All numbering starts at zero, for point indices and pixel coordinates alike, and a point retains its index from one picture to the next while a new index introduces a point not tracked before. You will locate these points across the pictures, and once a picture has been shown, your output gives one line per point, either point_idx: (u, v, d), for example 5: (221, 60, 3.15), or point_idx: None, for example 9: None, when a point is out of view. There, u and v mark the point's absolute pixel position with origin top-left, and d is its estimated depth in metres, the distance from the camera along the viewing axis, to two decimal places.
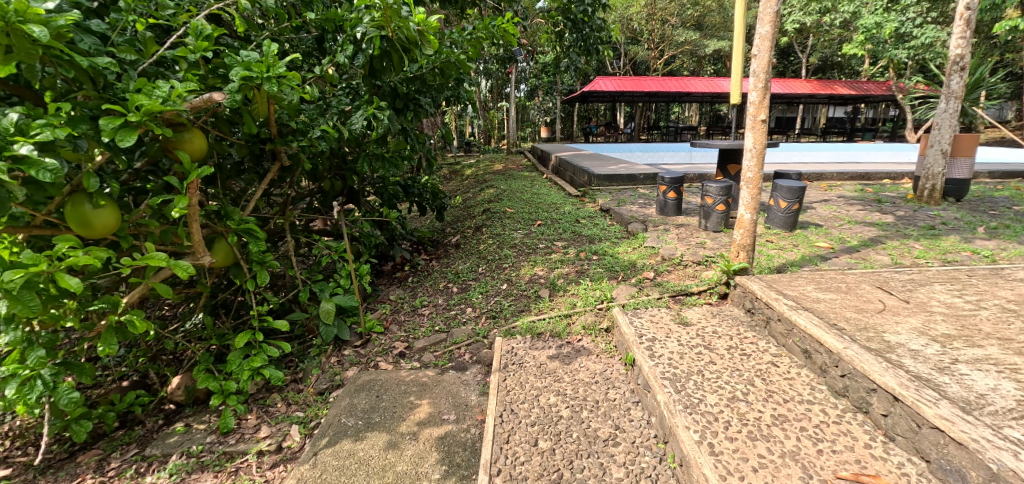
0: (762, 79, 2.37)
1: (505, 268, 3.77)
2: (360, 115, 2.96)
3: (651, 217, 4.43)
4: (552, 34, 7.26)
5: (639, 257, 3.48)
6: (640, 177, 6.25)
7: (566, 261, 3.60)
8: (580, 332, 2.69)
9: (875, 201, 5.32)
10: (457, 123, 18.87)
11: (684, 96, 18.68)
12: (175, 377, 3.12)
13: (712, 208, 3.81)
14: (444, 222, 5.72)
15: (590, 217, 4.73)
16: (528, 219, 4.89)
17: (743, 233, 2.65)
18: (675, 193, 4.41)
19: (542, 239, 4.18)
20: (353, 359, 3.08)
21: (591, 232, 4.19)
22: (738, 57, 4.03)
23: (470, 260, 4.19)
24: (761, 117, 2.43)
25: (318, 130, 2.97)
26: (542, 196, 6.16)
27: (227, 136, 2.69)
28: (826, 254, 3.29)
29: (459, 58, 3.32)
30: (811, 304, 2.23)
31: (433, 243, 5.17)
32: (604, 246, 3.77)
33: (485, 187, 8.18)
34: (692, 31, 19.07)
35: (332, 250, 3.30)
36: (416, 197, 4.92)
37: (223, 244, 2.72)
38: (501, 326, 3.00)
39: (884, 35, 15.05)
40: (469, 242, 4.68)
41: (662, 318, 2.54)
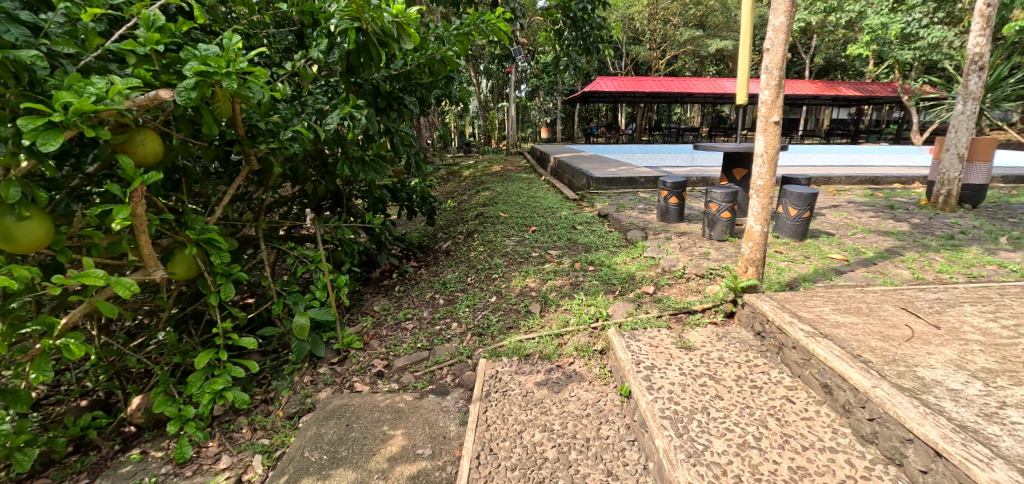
0: (775, 76, 2.13)
1: (495, 279, 3.53)
2: (336, 115, 2.72)
3: (652, 224, 4.19)
4: (551, 32, 7.02)
5: (638, 269, 3.24)
6: (641, 180, 6.01)
7: (560, 272, 3.36)
8: (572, 354, 2.45)
9: (887, 207, 5.07)
10: (456, 123, 18.66)
11: (686, 96, 18.41)
12: (136, 397, 2.88)
13: (717, 215, 3.57)
14: (435, 226, 5.49)
15: (588, 223, 4.49)
16: (523, 225, 4.65)
17: (752, 247, 2.41)
18: (676, 199, 4.17)
19: (536, 247, 3.95)
20: (328, 379, 2.84)
21: (588, 239, 3.95)
22: (746, 54, 3.79)
23: (459, 269, 3.95)
24: (774, 119, 2.19)
25: (290, 131, 2.74)
26: (538, 200, 5.92)
27: (187, 138, 2.45)
28: (840, 267, 3.05)
29: (445, 54, 3.09)
30: (829, 331, 2.00)
31: (423, 249, 4.93)
32: (602, 256, 3.53)
33: (481, 189, 7.95)
34: (695, 31, 18.80)
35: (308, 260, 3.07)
36: (405, 201, 4.69)
37: (184, 255, 2.48)
38: (488, 345, 2.76)
39: (890, 36, 14.78)
40: (460, 249, 4.45)
41: (662, 341, 2.30)
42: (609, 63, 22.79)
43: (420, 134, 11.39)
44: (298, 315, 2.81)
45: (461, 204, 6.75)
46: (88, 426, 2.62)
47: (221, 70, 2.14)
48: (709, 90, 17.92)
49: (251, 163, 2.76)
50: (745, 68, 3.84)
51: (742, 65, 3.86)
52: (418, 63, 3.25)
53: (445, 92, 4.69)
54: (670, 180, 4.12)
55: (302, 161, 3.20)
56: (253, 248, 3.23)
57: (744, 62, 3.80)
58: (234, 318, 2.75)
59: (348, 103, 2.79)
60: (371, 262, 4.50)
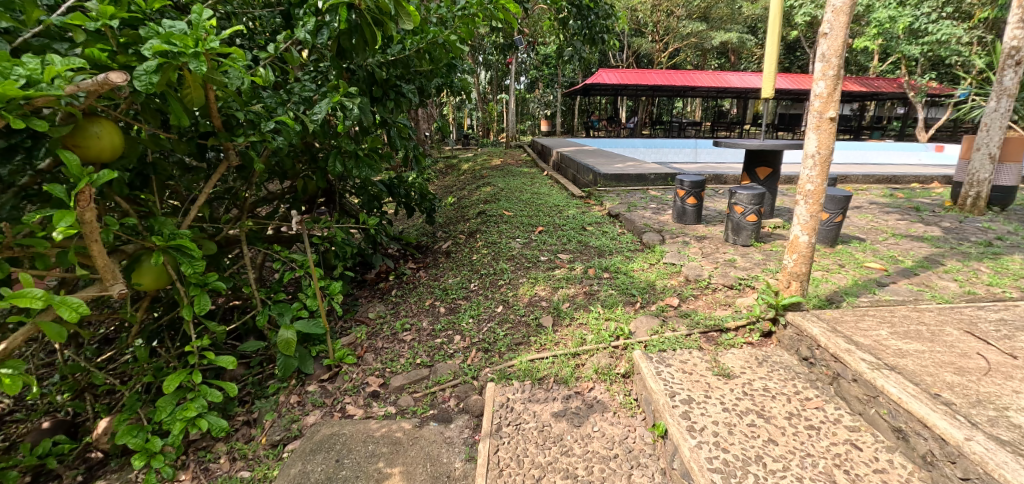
0: (835, 65, 1.84)
1: (500, 286, 3.24)
2: (325, 105, 2.41)
3: (668, 226, 3.90)
4: (555, 20, 6.68)
5: (659, 277, 2.96)
6: (651, 177, 5.71)
7: (573, 280, 3.07)
8: (591, 378, 2.18)
9: (912, 208, 4.81)
10: (455, 116, 18.25)
11: (689, 90, 18.06)
12: (104, 418, 2.59)
13: (742, 219, 3.29)
14: (434, 225, 5.19)
15: (598, 224, 4.21)
16: (528, 224, 4.36)
17: (797, 259, 2.14)
18: (694, 199, 3.88)
19: (544, 250, 3.66)
20: (317, 400, 2.56)
21: (600, 242, 3.66)
22: (774, 44, 3.51)
23: (461, 273, 3.66)
24: (830, 114, 1.90)
25: (273, 123, 2.43)
26: (543, 197, 5.61)
27: (155, 130, 2.14)
28: (881, 278, 2.78)
29: (448, 38, 2.78)
30: (895, 361, 1.73)
31: (422, 250, 4.63)
32: (618, 262, 3.24)
33: (482, 184, 7.62)
34: (699, 23, 18.40)
35: (295, 266, 2.77)
36: (403, 198, 4.38)
37: (152, 264, 2.19)
38: (495, 363, 2.48)
39: (898, 30, 14.49)
40: (462, 250, 4.15)
41: (696, 365, 2.03)
42: (611, 55, 22.37)
43: (418, 126, 11.02)
44: (284, 329, 2.52)
45: (461, 200, 6.43)
46: (46, 455, 2.32)
47: (187, 50, 1.84)
48: (713, 83, 17.58)
49: (229, 157, 2.46)
50: (773, 59, 3.56)
51: (769, 56, 3.59)
52: (417, 49, 2.93)
53: (446, 81, 4.37)
54: (688, 179, 3.84)
55: (289, 156, 2.88)
56: (235, 252, 2.93)
57: (772, 53, 3.52)
58: (211, 333, 2.46)
59: (339, 91, 2.48)
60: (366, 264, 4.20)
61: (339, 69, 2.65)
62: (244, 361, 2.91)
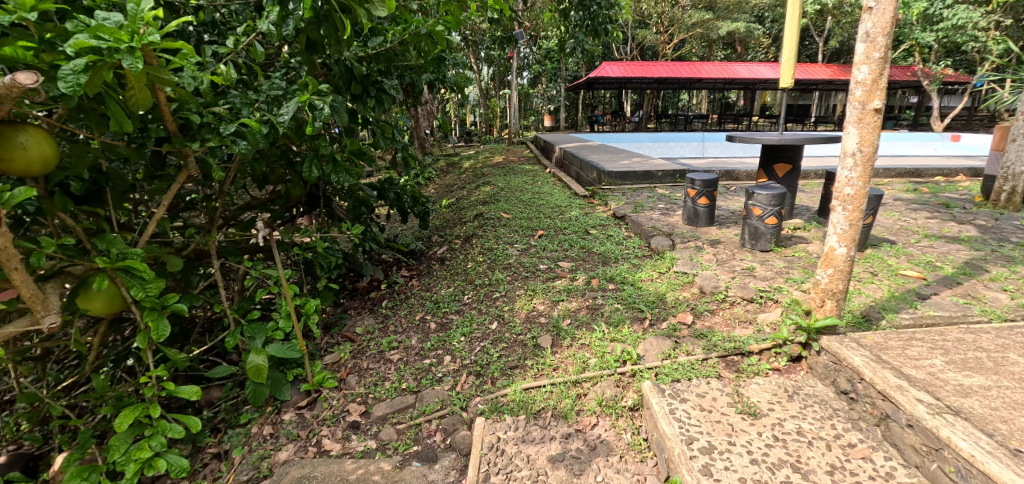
0: (882, 45, 1.56)
1: (496, 298, 2.97)
2: (292, 105, 2.12)
3: (677, 228, 3.61)
4: (556, 11, 6.38)
5: (669, 289, 2.68)
6: (658, 174, 5.41)
7: (574, 292, 2.80)
8: (595, 412, 1.91)
9: (941, 205, 4.47)
10: (456, 113, 17.97)
11: (695, 82, 17.61)
12: (62, 453, 2.37)
13: (761, 222, 3.00)
14: (430, 228, 4.93)
15: (603, 227, 3.93)
16: (528, 228, 4.08)
17: (833, 275, 1.85)
18: (706, 199, 3.58)
19: (544, 257, 3.38)
20: (290, 432, 2.31)
21: (604, 248, 3.38)
22: (794, 29, 3.22)
23: (454, 283, 3.40)
24: (875, 105, 1.62)
25: (237, 126, 2.17)
26: (544, 197, 5.33)
27: (97, 137, 1.90)
28: (921, 289, 2.48)
29: (431, 28, 2.50)
30: (958, 403, 1.45)
31: (417, 256, 4.38)
32: (624, 271, 2.96)
33: (482, 183, 7.34)
34: (705, 13, 17.94)
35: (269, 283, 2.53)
36: (394, 202, 4.13)
37: (108, 287, 1.97)
38: (487, 392, 2.21)
39: (913, 16, 14.01)
40: (457, 258, 3.88)
41: (715, 400, 1.75)
42: (615, 47, 21.93)
43: (417, 124, 10.77)
44: (253, 354, 2.27)
45: (459, 201, 6.16)
46: None
47: (120, 45, 1.54)
48: (720, 75, 17.13)
49: (189, 165, 2.21)
50: (792, 47, 3.28)
51: (789, 43, 3.30)
52: (401, 41, 2.65)
53: (438, 76, 4.09)
54: (700, 178, 3.53)
55: (261, 161, 2.63)
56: (206, 267, 2.70)
57: (792, 39, 3.24)
58: (173, 360, 2.22)
59: (309, 88, 2.20)
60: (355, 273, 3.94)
61: (310, 63, 2.37)
62: (218, 386, 2.68)
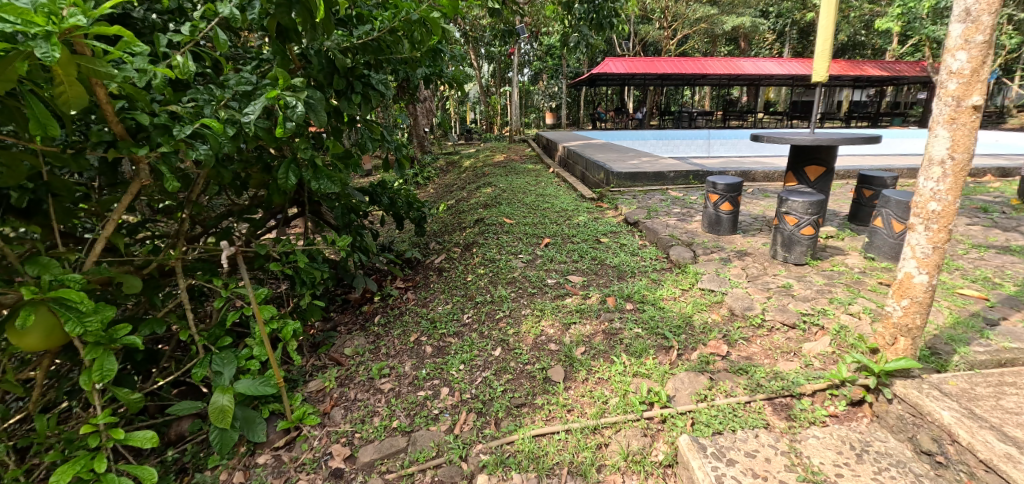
0: (989, 27, 1.31)
1: (499, 318, 2.65)
2: (260, 102, 1.79)
3: (697, 236, 3.28)
4: (559, 4, 6.04)
5: (697, 310, 2.36)
6: (670, 175, 5.07)
7: (588, 313, 2.47)
8: (620, 470, 1.59)
9: (978, 210, 4.14)
10: (455, 110, 17.55)
11: (699, 77, 17.24)
12: None
13: (796, 232, 2.67)
14: (427, 234, 4.60)
15: (614, 235, 3.59)
16: (533, 235, 3.75)
17: (910, 307, 1.53)
18: (730, 205, 3.23)
19: (552, 269, 3.05)
20: (263, 480, 2.00)
21: (618, 260, 3.06)
22: (830, 17, 2.90)
23: (452, 299, 3.07)
24: (974, 101, 1.35)
25: (196, 127, 1.84)
26: (549, 200, 4.99)
27: (22, 140, 1.57)
28: (987, 313, 2.16)
29: (424, 13, 2.18)
30: None
31: (412, 265, 4.06)
32: (642, 288, 2.64)
33: (482, 184, 7.00)
34: (709, 7, 17.54)
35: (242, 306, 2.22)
36: (387, 207, 3.80)
37: (42, 314, 1.63)
38: (490, 437, 1.89)
39: (924, 10, 13.63)
40: (456, 268, 3.56)
41: (768, 462, 1.43)
42: (616, 43, 21.53)
43: (416, 122, 10.43)
44: (218, 394, 2.01)
45: (459, 204, 5.82)
46: None
47: (31, 30, 1.15)
48: (725, 70, 16.74)
49: (142, 173, 1.89)
50: (828, 37, 2.96)
51: (823, 32, 2.98)
52: (391, 28, 2.33)
53: (434, 71, 3.76)
54: (722, 181, 3.21)
55: (231, 166, 2.31)
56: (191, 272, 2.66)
57: (828, 28, 2.92)
58: (126, 400, 1.91)
59: (280, 84, 1.86)
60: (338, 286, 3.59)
61: (283, 52, 2.04)
62: (184, 421, 2.36)
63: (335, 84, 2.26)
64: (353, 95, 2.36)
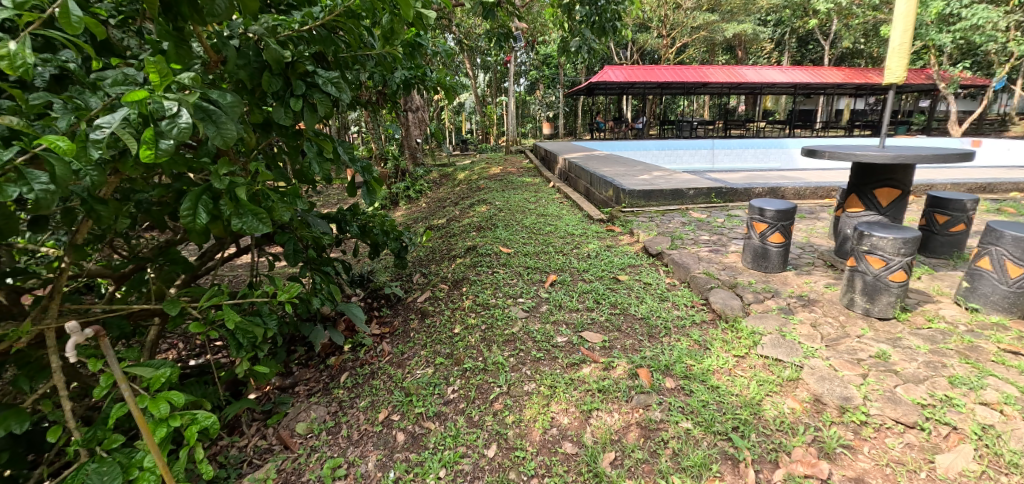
0: None
1: (493, 395, 1.97)
2: (122, 111, 1.18)
3: (740, 275, 2.65)
4: (559, 5, 5.47)
5: (765, 393, 1.72)
6: (689, 193, 4.45)
7: (613, 394, 1.82)
8: None
9: None
10: (449, 121, 16.97)
11: (700, 86, 16.79)
12: None
13: (882, 279, 2.05)
14: (412, 264, 3.95)
15: (634, 271, 2.95)
16: (535, 270, 3.10)
17: None
18: (781, 237, 2.60)
19: (562, 320, 2.39)
20: None
21: (646, 307, 2.42)
22: (911, 2, 2.34)
23: (434, 360, 2.40)
24: None
25: (32, 149, 1.22)
26: (552, 222, 4.36)
27: None
28: None
29: None
30: None
31: (392, 305, 3.40)
32: (683, 355, 1.99)
33: (475, 200, 6.35)
34: (708, 15, 17.15)
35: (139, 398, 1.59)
36: (360, 237, 3.16)
37: None
38: None
39: (930, 16, 13.17)
40: (441, 312, 2.89)
41: None
42: (613, 52, 21.13)
43: (406, 133, 9.83)
44: None
45: (449, 225, 5.17)
46: None
47: None
48: (726, 78, 16.24)
49: None
50: (908, 27, 2.38)
51: (901, 21, 2.41)
52: (343, 9, 1.73)
53: (415, 75, 3.16)
54: (771, 207, 2.59)
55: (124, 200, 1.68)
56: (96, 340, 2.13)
57: (909, 15, 2.35)
58: None
59: (157, 82, 1.22)
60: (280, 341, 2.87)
61: (177, 37, 1.41)
62: None
63: (265, 84, 1.62)
64: (291, 100, 1.71)
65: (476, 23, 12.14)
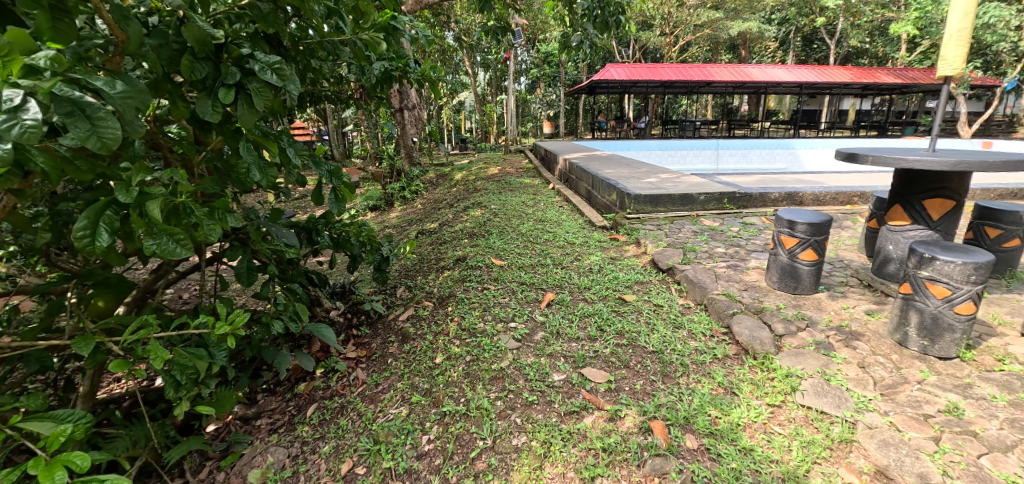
0: None
1: (474, 452, 1.62)
2: None
3: (767, 297, 2.30)
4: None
5: (812, 461, 1.38)
6: (700, 198, 4.10)
7: (621, 455, 1.48)
8: None
9: None
10: (448, 119, 16.61)
11: (704, 85, 16.41)
12: None
13: (944, 310, 1.73)
14: (397, 276, 3.61)
15: (644, 289, 2.60)
16: (531, 286, 2.75)
17: None
18: (813, 254, 2.25)
19: (560, 352, 2.04)
20: None
21: (658, 337, 2.08)
22: None
23: (410, 397, 2.05)
24: None
25: None
26: (551, 229, 4.01)
27: None
28: None
29: None
30: None
31: (372, 323, 3.05)
32: (705, 402, 1.65)
33: (470, 203, 6.00)
34: (713, 12, 16.71)
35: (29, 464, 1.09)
36: (335, 249, 2.81)
37: None
38: None
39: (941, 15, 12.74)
40: (423, 336, 2.54)
41: None
42: (615, 50, 20.70)
43: (403, 132, 9.45)
44: None
45: (440, 230, 4.82)
46: None
47: None
48: (732, 77, 15.83)
49: None
50: (969, 11, 2.07)
51: (962, 5, 2.09)
52: None
53: (397, 66, 2.80)
54: (802, 219, 2.25)
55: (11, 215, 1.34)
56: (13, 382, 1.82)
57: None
58: None
59: None
60: (240, 367, 2.52)
61: (53, 5, 1.04)
62: None
63: (184, 69, 1.26)
64: (219, 89, 1.34)
65: (473, 19, 11.78)
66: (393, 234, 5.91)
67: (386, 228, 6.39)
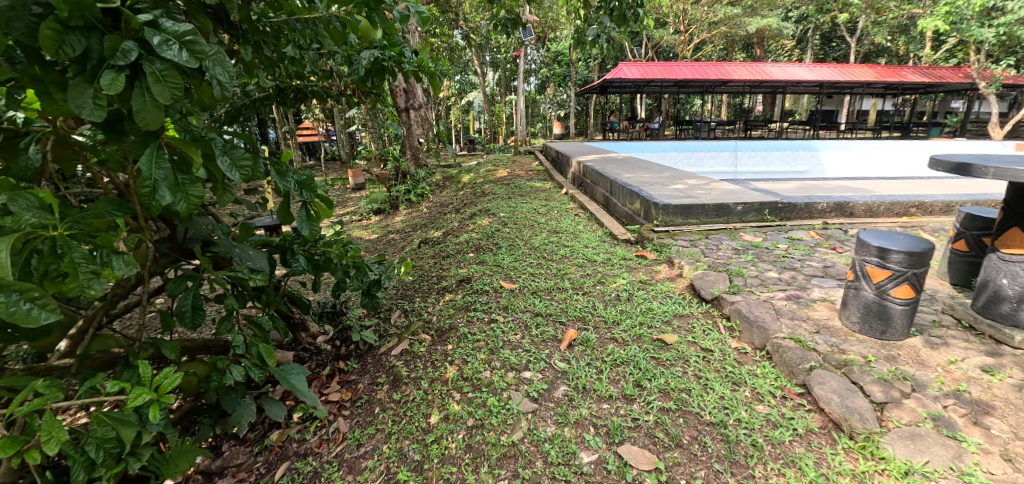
0: None
1: None
2: None
3: (848, 343, 1.82)
4: None
5: None
6: (737, 208, 3.61)
7: None
8: None
9: None
10: (456, 119, 16.18)
11: (720, 84, 15.78)
12: None
13: None
14: (393, 297, 3.18)
15: (687, 325, 2.14)
16: (547, 320, 2.29)
17: None
18: (909, 290, 1.77)
19: (590, 418, 1.58)
20: None
21: (716, 399, 1.61)
22: None
23: (396, 471, 1.60)
24: None
25: None
26: (568, 242, 3.54)
27: None
28: None
29: None
30: None
31: (361, 355, 2.61)
32: None
33: (478, 209, 5.56)
34: (729, 9, 16.06)
35: None
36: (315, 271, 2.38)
37: None
38: None
39: (973, 11, 12.01)
40: (417, 381, 2.09)
41: None
42: (627, 49, 20.12)
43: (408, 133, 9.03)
44: None
45: (444, 240, 4.37)
46: None
47: None
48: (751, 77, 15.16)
49: None
50: None
51: None
52: None
53: (393, 57, 2.32)
54: (896, 247, 1.78)
55: None
56: None
57: None
58: None
59: None
60: (199, 415, 2.10)
61: None
62: None
63: (45, 44, 0.82)
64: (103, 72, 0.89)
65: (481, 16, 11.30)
66: (395, 243, 5.48)
67: (388, 236, 5.97)
